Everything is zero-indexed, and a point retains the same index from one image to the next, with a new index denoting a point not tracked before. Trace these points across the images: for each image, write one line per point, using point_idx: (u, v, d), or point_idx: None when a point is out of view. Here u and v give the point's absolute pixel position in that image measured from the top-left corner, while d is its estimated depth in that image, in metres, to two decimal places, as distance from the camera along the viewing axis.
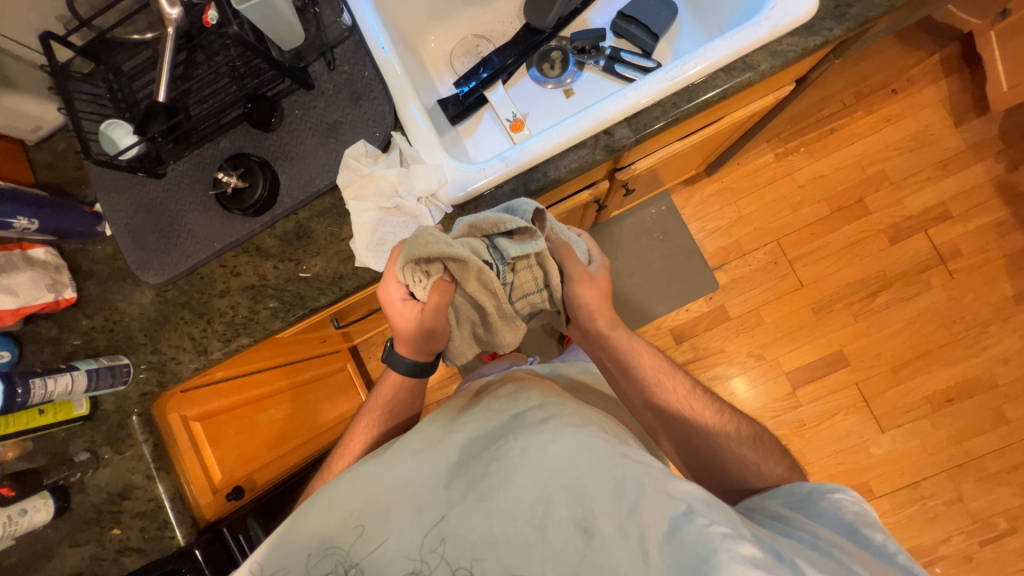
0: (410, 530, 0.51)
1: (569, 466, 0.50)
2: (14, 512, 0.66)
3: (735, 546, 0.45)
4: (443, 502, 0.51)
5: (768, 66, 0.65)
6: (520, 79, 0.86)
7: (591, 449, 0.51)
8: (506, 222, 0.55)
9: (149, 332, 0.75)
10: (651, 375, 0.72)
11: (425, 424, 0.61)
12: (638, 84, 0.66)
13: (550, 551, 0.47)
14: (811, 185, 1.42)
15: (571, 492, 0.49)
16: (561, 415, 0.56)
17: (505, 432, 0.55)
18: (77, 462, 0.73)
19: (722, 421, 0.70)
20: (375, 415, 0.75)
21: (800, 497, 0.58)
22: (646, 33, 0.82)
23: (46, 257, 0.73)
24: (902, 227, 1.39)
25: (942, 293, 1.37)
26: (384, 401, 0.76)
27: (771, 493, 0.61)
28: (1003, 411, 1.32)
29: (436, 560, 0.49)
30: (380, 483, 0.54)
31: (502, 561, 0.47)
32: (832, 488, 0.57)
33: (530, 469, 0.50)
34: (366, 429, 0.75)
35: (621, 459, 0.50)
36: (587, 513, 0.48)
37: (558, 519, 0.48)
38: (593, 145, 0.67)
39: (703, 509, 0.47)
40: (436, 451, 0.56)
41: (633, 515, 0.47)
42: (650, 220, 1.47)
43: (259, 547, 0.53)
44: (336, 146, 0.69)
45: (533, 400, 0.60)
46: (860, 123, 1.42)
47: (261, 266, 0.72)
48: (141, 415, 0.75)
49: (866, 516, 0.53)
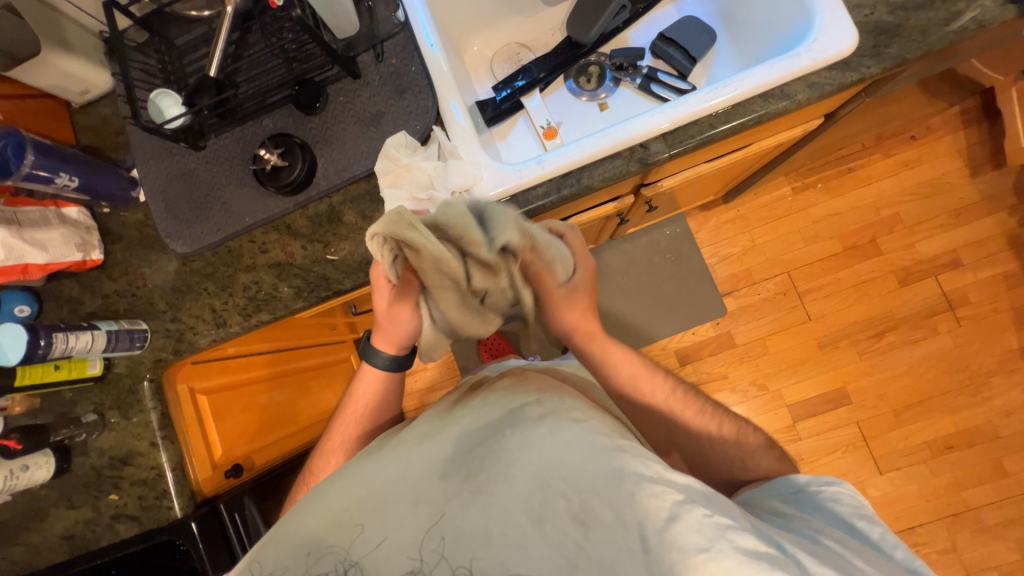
0: (405, 525, 0.49)
1: (567, 454, 0.50)
2: (16, 466, 0.67)
3: (736, 538, 0.46)
4: (437, 495, 0.50)
5: (805, 97, 0.67)
6: (557, 89, 0.88)
7: (588, 440, 0.51)
8: (474, 244, 0.46)
9: (170, 300, 0.75)
10: (637, 379, 0.71)
11: (419, 420, 0.60)
12: (677, 103, 0.68)
13: (547, 546, 0.46)
14: (825, 221, 1.44)
15: (568, 485, 0.48)
16: (560, 407, 0.56)
17: (502, 424, 0.55)
18: (83, 423, 0.73)
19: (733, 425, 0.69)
20: (360, 416, 0.74)
21: (796, 490, 0.60)
22: (684, 56, 0.84)
23: (77, 216, 0.74)
24: (912, 270, 1.40)
25: (948, 339, 1.37)
26: (368, 398, 0.74)
27: (765, 487, 0.63)
28: (1003, 463, 1.32)
29: (435, 560, 0.47)
30: (374, 474, 0.53)
31: (499, 557, 0.46)
32: (827, 482, 0.59)
33: (527, 460, 0.50)
34: (347, 430, 0.73)
35: (618, 451, 0.50)
36: (584, 506, 0.47)
37: (555, 513, 0.47)
38: (628, 156, 0.69)
39: (702, 498, 0.48)
40: (430, 442, 0.55)
41: (632, 504, 0.47)
42: (664, 241, 1.48)
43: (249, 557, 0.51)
44: (376, 135, 0.71)
45: (529, 394, 0.59)
46: (878, 166, 1.45)
47: (289, 246, 0.73)
48: (152, 381, 0.75)
49: (862, 509, 0.56)
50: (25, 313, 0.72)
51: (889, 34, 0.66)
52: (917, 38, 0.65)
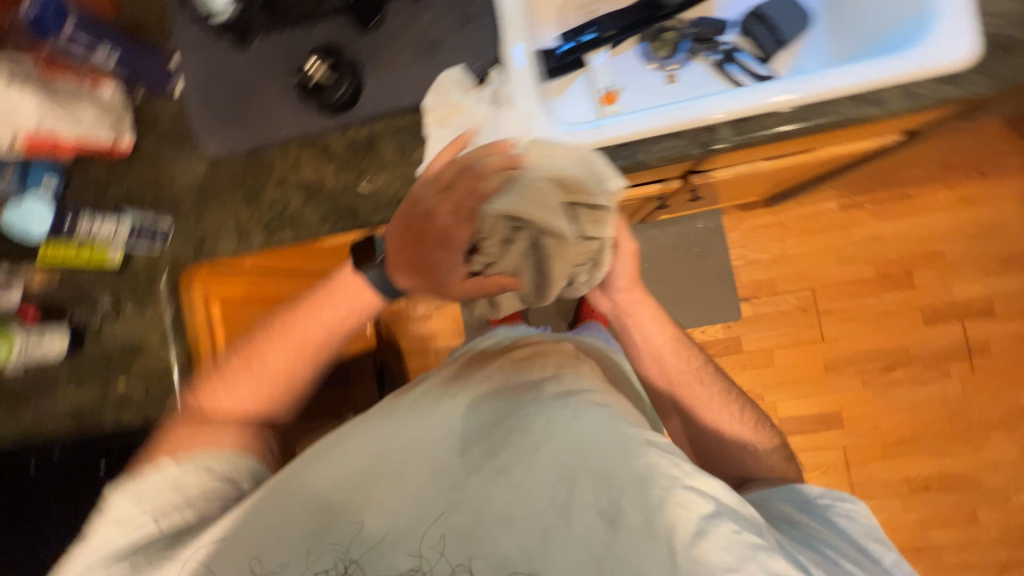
0: (431, 496, 0.52)
1: (593, 446, 0.51)
2: (30, 336, 0.70)
3: (766, 559, 0.46)
4: (462, 470, 0.52)
5: (898, 106, 0.61)
6: (625, 50, 0.82)
7: (613, 433, 0.52)
8: (587, 193, 0.55)
9: (196, 202, 0.73)
10: (668, 351, 0.71)
11: (434, 383, 0.62)
12: (759, 88, 0.62)
13: (574, 537, 0.48)
14: (864, 244, 1.39)
15: (595, 478, 0.50)
16: (584, 390, 0.56)
17: (524, 402, 0.56)
18: (99, 307, 0.75)
19: (739, 426, 0.68)
20: (316, 331, 0.68)
21: (808, 502, 0.59)
22: (772, 37, 0.77)
23: (111, 96, 0.71)
24: (940, 310, 1.36)
25: (958, 385, 1.35)
26: (333, 319, 0.69)
27: (778, 490, 0.62)
28: (977, 512, 1.33)
29: (463, 538, 0.49)
30: (395, 434, 0.55)
31: (523, 541, 0.48)
32: (842, 497, 0.59)
33: (553, 448, 0.52)
34: (294, 333, 0.68)
35: (644, 449, 0.51)
36: (611, 503, 0.49)
37: (581, 505, 0.49)
38: (692, 138, 0.64)
39: (731, 513, 0.49)
40: (448, 408, 0.57)
41: (659, 510, 0.48)
42: (693, 234, 1.43)
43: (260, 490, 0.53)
44: (431, 66, 0.68)
45: (547, 371, 0.60)
46: (936, 196, 1.36)
47: (322, 168, 0.70)
48: (168, 279, 0.75)
49: (875, 531, 0.57)
50: (52, 188, 0.71)
51: (1008, 53, 0.60)
52: None
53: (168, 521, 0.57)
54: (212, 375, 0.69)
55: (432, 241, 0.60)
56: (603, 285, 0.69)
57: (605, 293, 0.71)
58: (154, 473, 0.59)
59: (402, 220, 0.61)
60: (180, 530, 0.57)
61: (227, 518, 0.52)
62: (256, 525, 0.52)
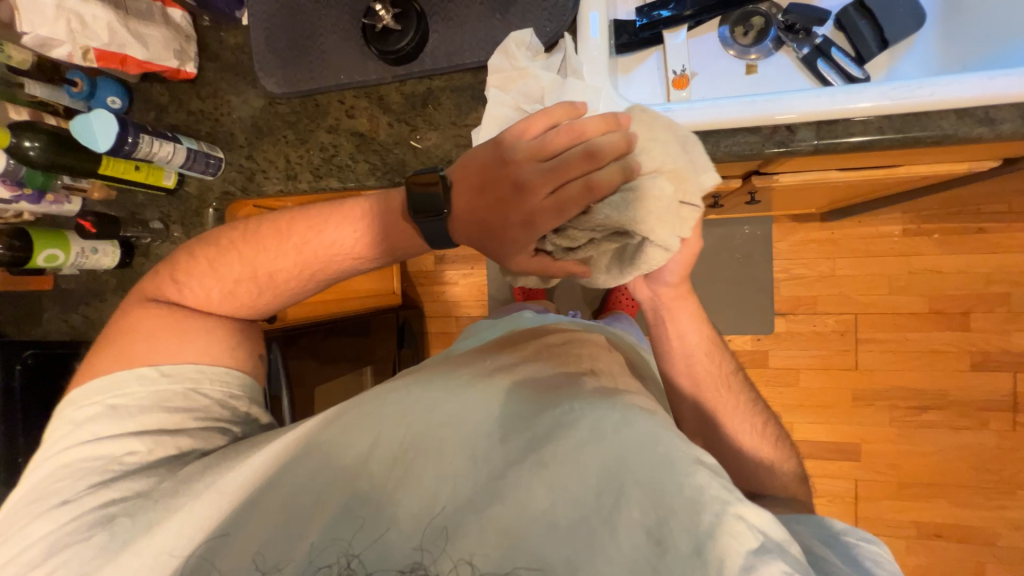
0: (465, 477, 0.50)
1: (639, 454, 0.47)
2: (87, 248, 0.74)
3: None
4: (500, 457, 0.51)
5: (1010, 129, 0.55)
6: (706, 32, 0.76)
7: (659, 443, 0.48)
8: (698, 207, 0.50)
9: (249, 137, 0.74)
10: (699, 356, 0.69)
11: (473, 365, 0.62)
12: (853, 88, 0.57)
13: (615, 554, 0.44)
14: (922, 276, 1.29)
15: (643, 490, 0.46)
16: (627, 395, 0.56)
17: (568, 397, 0.54)
18: (150, 228, 0.78)
19: (761, 444, 0.66)
20: (309, 257, 0.62)
21: (829, 535, 0.54)
22: (874, 34, 0.70)
23: (180, 21, 0.72)
24: (992, 358, 1.28)
25: (993, 438, 1.28)
26: (328, 250, 0.62)
27: (799, 518, 0.57)
28: (985, 568, 1.28)
29: (497, 534, 0.46)
30: (433, 409, 0.55)
31: (559, 550, 0.45)
32: (865, 537, 0.53)
33: (594, 452, 0.49)
34: (286, 244, 0.62)
35: (697, 465, 0.46)
36: (659, 522, 0.44)
37: (626, 518, 0.45)
38: (767, 135, 0.60)
39: (781, 550, 0.42)
40: (487, 394, 0.56)
41: (710, 538, 0.42)
42: (738, 239, 1.37)
43: (288, 450, 0.53)
44: (499, 25, 0.64)
45: (585, 367, 0.61)
46: (1016, 235, 1.25)
47: (376, 118, 0.69)
48: (216, 211, 0.78)
49: None
50: (116, 106, 0.74)
51: None
52: None
53: (171, 445, 0.57)
54: (189, 257, 0.64)
55: (513, 216, 0.52)
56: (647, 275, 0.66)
57: (647, 283, 0.67)
58: (142, 382, 0.58)
59: (481, 175, 0.53)
60: (183, 453, 0.57)
61: (253, 467, 0.52)
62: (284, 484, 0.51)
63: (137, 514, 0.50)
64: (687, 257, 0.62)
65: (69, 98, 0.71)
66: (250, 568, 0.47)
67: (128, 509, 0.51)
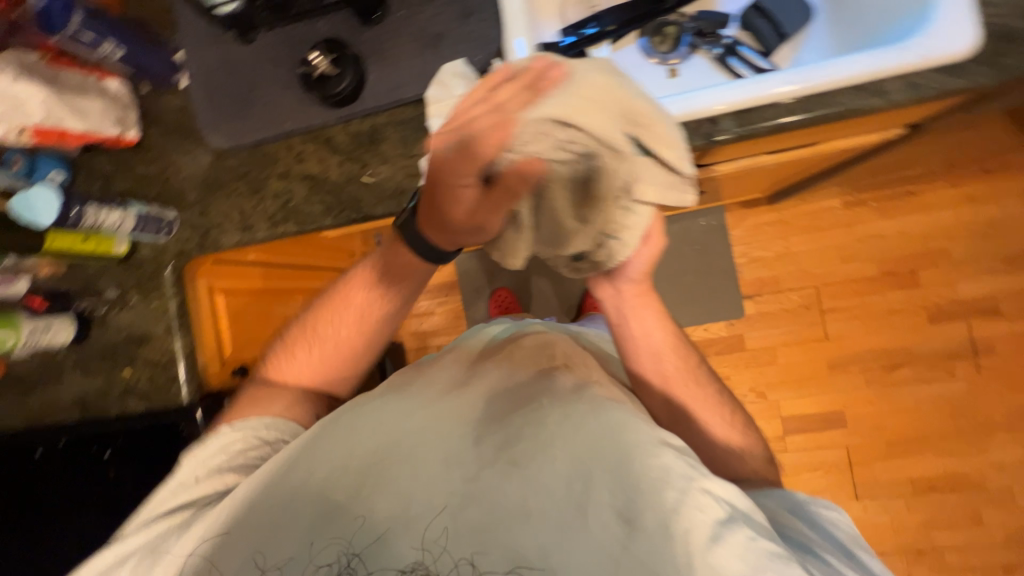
0: (445, 482, 0.53)
1: (607, 444, 0.52)
2: (40, 325, 0.71)
3: (782, 567, 0.46)
4: (476, 458, 0.54)
5: (901, 97, 0.61)
6: (627, 45, 0.82)
7: (626, 432, 0.53)
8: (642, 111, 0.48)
9: (200, 194, 0.74)
10: (666, 351, 0.70)
11: (440, 368, 0.64)
12: (759, 80, 0.62)
13: (590, 535, 0.50)
14: (868, 242, 1.38)
15: (612, 476, 0.51)
16: (596, 385, 0.59)
17: (538, 395, 0.58)
18: (106, 297, 0.77)
19: (729, 429, 0.68)
20: (359, 305, 0.69)
21: (797, 507, 0.59)
22: (773, 30, 0.77)
23: (117, 90, 0.72)
24: (946, 309, 1.35)
25: (962, 385, 1.34)
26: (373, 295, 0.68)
27: (767, 492, 0.62)
28: (981, 513, 1.32)
29: (480, 532, 0.51)
30: (408, 421, 0.57)
31: (536, 538, 0.50)
32: (826, 505, 0.60)
33: (567, 446, 0.53)
34: (341, 303, 0.69)
35: (662, 448, 0.52)
36: (628, 503, 0.50)
37: (597, 501, 0.51)
38: (693, 129, 0.64)
39: (745, 519, 0.49)
40: (461, 401, 0.59)
41: (676, 513, 0.49)
42: (696, 231, 1.43)
43: (274, 478, 0.55)
44: (432, 58, 0.68)
45: (556, 360, 0.63)
46: (941, 194, 1.36)
47: (326, 160, 0.71)
48: (173, 269, 0.76)
49: (860, 539, 0.57)
50: (59, 180, 0.73)
51: (1014, 42, 0.59)
52: None
53: (218, 482, 0.61)
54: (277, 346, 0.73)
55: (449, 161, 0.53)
56: (616, 275, 0.67)
57: (610, 281, 0.69)
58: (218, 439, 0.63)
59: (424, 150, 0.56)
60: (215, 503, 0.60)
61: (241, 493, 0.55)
62: (280, 512, 0.54)
63: (160, 554, 0.56)
64: (651, 255, 0.63)
65: (8, 176, 0.67)
66: (252, 567, 0.53)
67: (157, 550, 0.57)
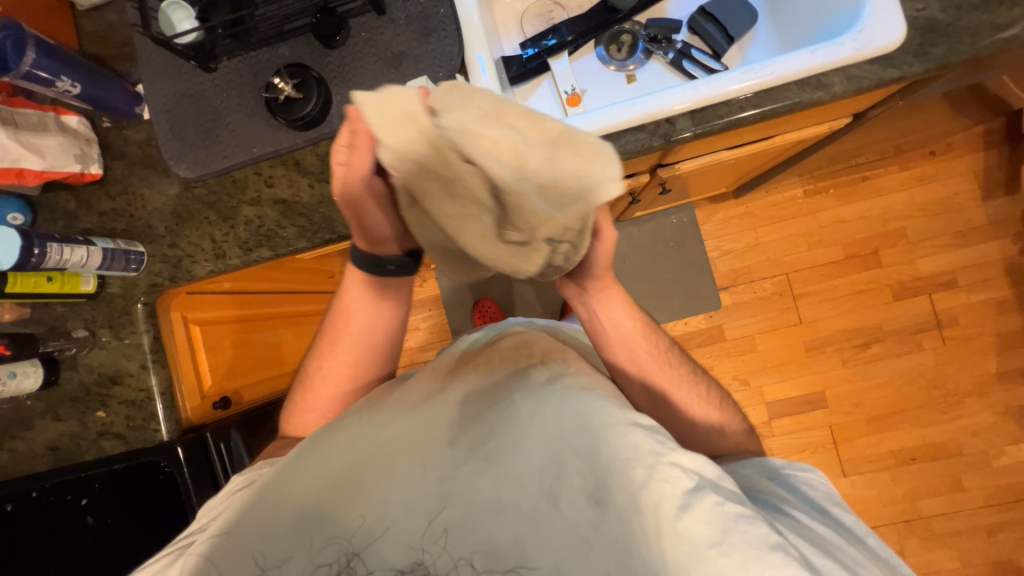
0: (415, 485, 0.51)
1: (575, 429, 0.51)
2: (4, 373, 0.68)
3: (750, 528, 0.46)
4: (447, 459, 0.52)
5: (841, 89, 0.65)
6: (585, 54, 0.85)
7: (593, 415, 0.52)
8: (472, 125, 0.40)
9: (169, 225, 0.73)
10: (637, 339, 0.71)
11: (420, 377, 0.63)
12: (710, 80, 0.65)
13: (561, 519, 0.49)
14: (831, 227, 1.44)
15: (582, 459, 0.50)
16: (568, 374, 0.58)
17: (510, 390, 0.56)
18: (74, 338, 0.74)
19: (705, 407, 0.71)
20: (354, 325, 0.70)
21: (773, 472, 0.61)
22: (721, 33, 0.81)
23: (78, 126, 0.72)
24: (908, 285, 1.42)
25: (930, 356, 1.40)
26: (362, 308, 0.69)
27: (744, 461, 0.64)
28: (961, 479, 1.37)
29: (451, 530, 0.49)
30: (381, 430, 0.55)
31: (512, 530, 0.49)
32: (802, 468, 0.62)
33: (536, 435, 0.52)
34: (342, 332, 0.70)
35: (633, 427, 0.51)
36: (598, 484, 0.49)
37: (568, 487, 0.50)
38: (653, 130, 0.67)
39: (713, 486, 0.49)
40: (432, 406, 0.57)
41: (644, 488, 0.48)
42: (669, 228, 1.48)
43: (243, 503, 0.53)
44: (397, 77, 0.69)
45: (534, 357, 0.62)
46: (893, 177, 1.43)
47: (297, 182, 0.71)
48: (146, 305, 0.75)
49: (833, 495, 0.59)
50: (18, 222, 0.71)
51: (938, 33, 0.64)
52: (965, 40, 0.64)
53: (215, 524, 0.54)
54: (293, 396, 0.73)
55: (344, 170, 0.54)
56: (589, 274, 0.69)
57: (576, 280, 0.71)
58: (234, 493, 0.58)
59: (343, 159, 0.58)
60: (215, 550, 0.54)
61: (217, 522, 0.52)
62: (242, 538, 0.50)
63: None
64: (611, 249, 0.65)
65: None
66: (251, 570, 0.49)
67: None
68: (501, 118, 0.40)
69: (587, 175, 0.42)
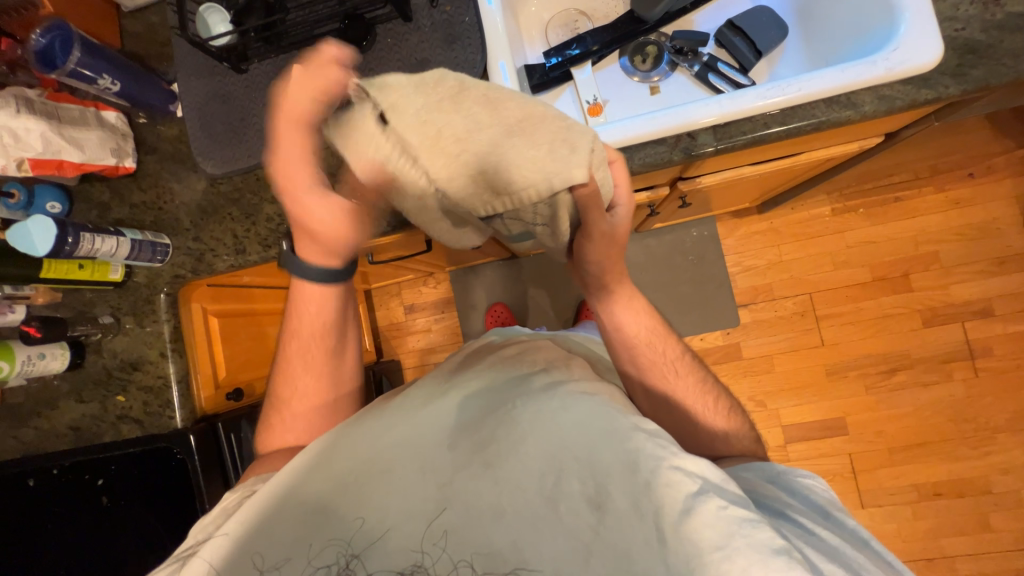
0: (415, 487, 0.51)
1: (575, 436, 0.51)
2: (33, 353, 0.71)
3: (755, 532, 0.44)
4: (448, 463, 0.52)
5: (871, 108, 0.63)
6: (609, 64, 0.84)
7: (592, 421, 0.52)
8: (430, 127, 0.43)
9: (194, 220, 0.76)
10: (641, 339, 0.70)
11: (425, 380, 0.63)
12: (734, 95, 0.64)
13: (560, 525, 0.48)
14: (859, 248, 1.39)
15: (582, 465, 0.49)
16: (569, 381, 0.58)
17: (510, 396, 0.57)
18: (100, 323, 0.77)
19: (711, 409, 0.69)
20: (312, 334, 0.69)
21: (774, 476, 0.60)
22: (749, 48, 0.80)
23: (115, 121, 0.75)
24: (940, 312, 1.36)
25: (960, 387, 1.34)
26: (314, 317, 0.69)
27: (745, 466, 0.62)
28: (990, 519, 1.30)
29: (450, 533, 0.49)
30: (383, 434, 0.55)
31: (511, 535, 0.48)
32: (803, 474, 0.60)
33: (535, 440, 0.52)
34: (306, 347, 0.69)
35: (633, 432, 0.50)
36: (599, 488, 0.48)
37: (569, 492, 0.49)
38: (673, 144, 0.66)
39: (716, 489, 0.47)
40: (432, 410, 0.57)
41: (646, 492, 0.47)
42: (688, 242, 1.45)
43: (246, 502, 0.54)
44: None
45: (537, 364, 0.62)
46: (928, 199, 1.38)
47: None
48: (168, 295, 0.77)
49: (833, 501, 0.57)
50: (56, 211, 0.74)
51: (977, 54, 0.62)
52: (1007, 61, 0.61)
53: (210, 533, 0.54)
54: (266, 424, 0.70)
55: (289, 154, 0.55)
56: (600, 284, 0.68)
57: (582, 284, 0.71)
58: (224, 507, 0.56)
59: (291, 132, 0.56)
60: None
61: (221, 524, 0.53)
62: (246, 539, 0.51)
63: None
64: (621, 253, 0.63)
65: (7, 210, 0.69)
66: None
67: None
68: (461, 102, 0.43)
69: (550, 159, 0.44)
